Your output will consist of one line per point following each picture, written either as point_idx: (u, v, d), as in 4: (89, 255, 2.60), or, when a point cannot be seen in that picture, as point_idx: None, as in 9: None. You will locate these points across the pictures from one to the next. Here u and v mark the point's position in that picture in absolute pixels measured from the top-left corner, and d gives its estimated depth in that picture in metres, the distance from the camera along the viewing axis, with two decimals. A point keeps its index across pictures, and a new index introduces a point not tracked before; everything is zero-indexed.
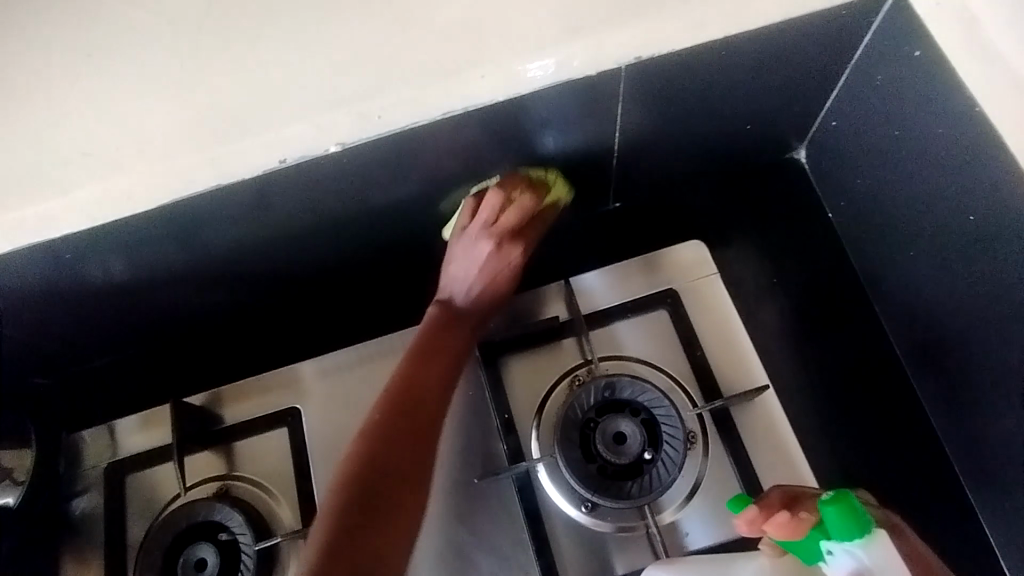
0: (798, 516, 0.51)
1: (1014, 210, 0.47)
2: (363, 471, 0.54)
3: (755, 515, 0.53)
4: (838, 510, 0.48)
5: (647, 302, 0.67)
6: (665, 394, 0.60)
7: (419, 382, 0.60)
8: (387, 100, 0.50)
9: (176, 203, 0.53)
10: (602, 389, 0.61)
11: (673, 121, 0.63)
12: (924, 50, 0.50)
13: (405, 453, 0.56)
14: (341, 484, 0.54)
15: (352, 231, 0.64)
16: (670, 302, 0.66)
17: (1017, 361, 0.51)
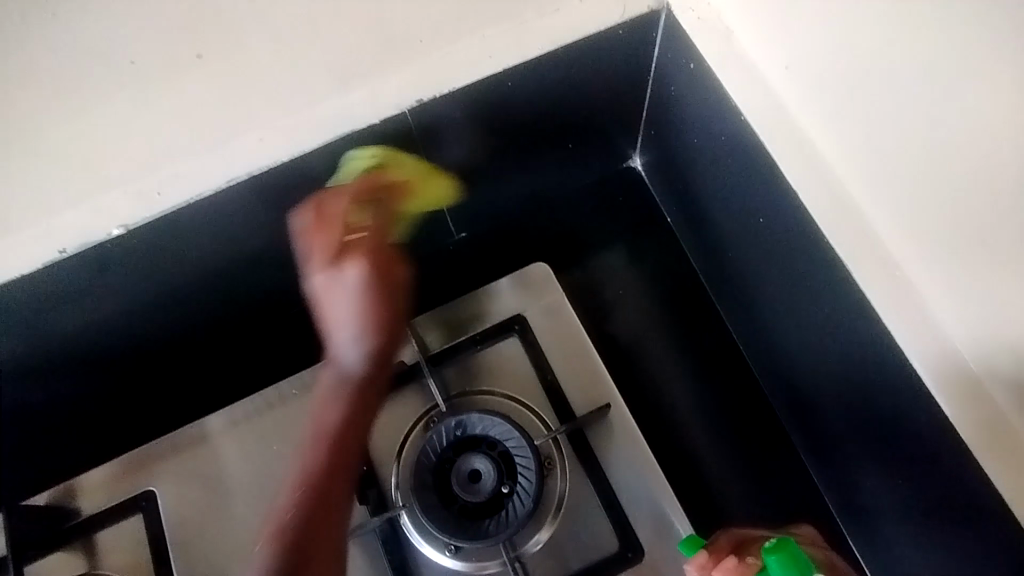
0: (744, 560, 0.51)
1: (788, 213, 0.48)
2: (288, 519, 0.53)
3: (704, 560, 0.53)
4: (781, 561, 0.46)
5: (495, 333, 0.66)
6: (513, 424, 0.60)
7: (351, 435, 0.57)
8: (161, 177, 0.50)
9: None
10: (453, 427, 0.60)
11: (490, 151, 0.63)
12: (696, 64, 0.51)
13: (342, 493, 0.55)
14: (303, 486, 0.54)
15: (178, 302, 0.62)
16: (517, 329, 0.66)
17: (816, 349, 0.53)
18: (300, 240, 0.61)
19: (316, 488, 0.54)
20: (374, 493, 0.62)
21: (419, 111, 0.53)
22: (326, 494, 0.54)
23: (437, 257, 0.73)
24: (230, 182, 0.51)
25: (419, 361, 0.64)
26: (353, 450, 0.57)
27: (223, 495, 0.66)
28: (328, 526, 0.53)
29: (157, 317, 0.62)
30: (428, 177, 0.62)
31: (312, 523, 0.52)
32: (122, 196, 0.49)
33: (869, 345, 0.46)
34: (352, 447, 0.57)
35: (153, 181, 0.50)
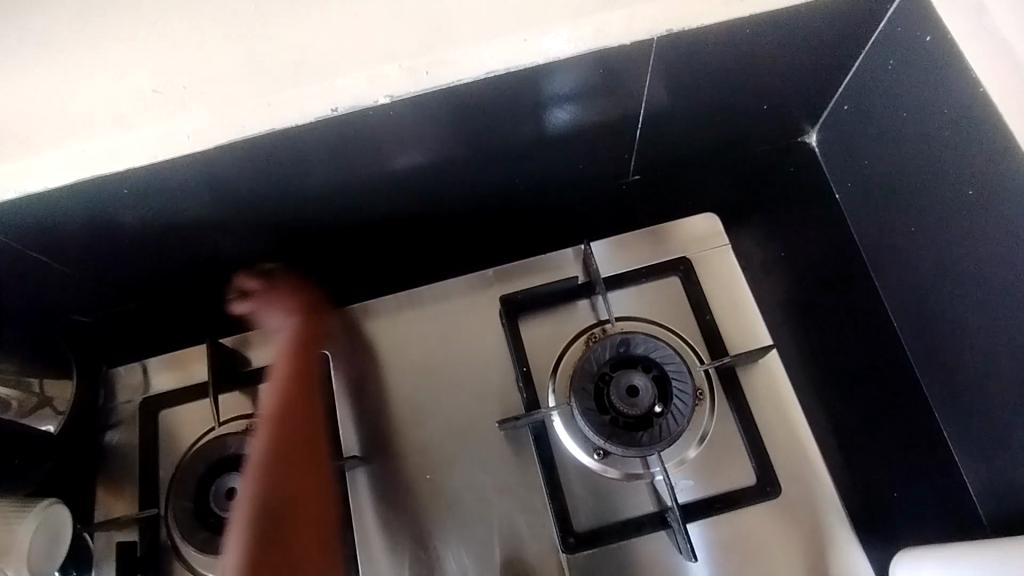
0: None
1: (1010, 185, 0.52)
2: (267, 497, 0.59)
3: None
4: None
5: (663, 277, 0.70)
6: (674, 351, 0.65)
7: (291, 404, 0.64)
8: (436, 57, 0.54)
9: (241, 143, 0.56)
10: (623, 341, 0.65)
11: (695, 98, 0.67)
12: (935, 36, 0.54)
13: (284, 496, 0.60)
14: (256, 465, 0.60)
15: (390, 184, 0.69)
16: (682, 270, 0.71)
17: (1010, 322, 0.56)
18: (509, 143, 0.68)
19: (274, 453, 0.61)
20: (529, 393, 0.67)
21: (664, 42, 0.57)
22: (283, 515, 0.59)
23: (608, 193, 0.79)
24: (487, 74, 0.55)
25: (592, 280, 0.69)
26: (312, 436, 0.65)
27: (388, 369, 0.71)
28: (320, 486, 0.63)
29: (367, 194, 0.69)
30: (637, 107, 0.67)
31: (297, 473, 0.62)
32: (398, 68, 0.54)
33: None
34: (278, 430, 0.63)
35: (427, 59, 0.54)
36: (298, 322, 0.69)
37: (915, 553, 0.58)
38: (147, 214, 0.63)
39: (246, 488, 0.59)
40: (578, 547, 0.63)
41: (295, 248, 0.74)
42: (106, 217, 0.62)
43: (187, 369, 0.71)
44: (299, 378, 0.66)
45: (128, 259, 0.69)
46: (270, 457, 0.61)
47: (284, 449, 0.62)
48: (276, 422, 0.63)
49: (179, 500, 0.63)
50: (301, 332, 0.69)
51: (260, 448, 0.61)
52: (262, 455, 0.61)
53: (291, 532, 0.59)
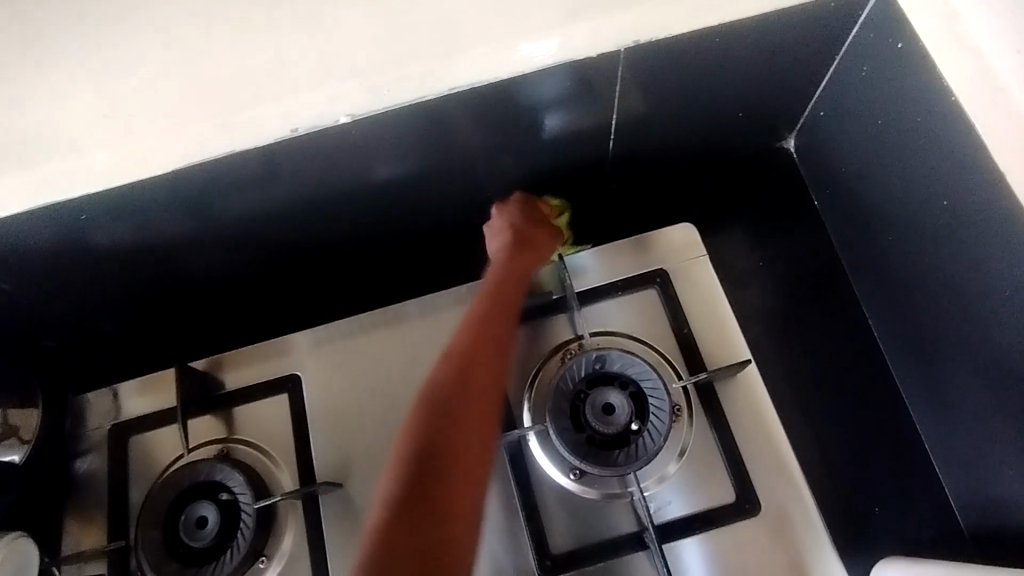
0: None
1: (982, 199, 0.51)
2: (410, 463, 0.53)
3: None
4: None
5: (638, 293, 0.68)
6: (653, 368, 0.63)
7: (495, 312, 0.62)
8: (395, 74, 0.52)
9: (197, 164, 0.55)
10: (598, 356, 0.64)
11: (667, 106, 0.66)
12: (907, 44, 0.53)
13: (465, 438, 0.54)
14: (420, 400, 0.57)
15: (358, 200, 0.67)
16: (659, 282, 0.69)
17: (988, 334, 0.54)
18: (479, 156, 0.66)
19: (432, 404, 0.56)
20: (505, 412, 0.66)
21: (632, 52, 0.56)
22: (431, 444, 0.54)
23: (584, 204, 0.77)
24: (450, 90, 0.54)
25: (566, 295, 0.68)
26: (489, 333, 0.61)
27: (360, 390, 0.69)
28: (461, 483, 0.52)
29: (336, 211, 0.68)
30: (608, 117, 0.65)
31: (443, 475, 0.52)
32: (357, 85, 0.52)
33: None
34: (466, 338, 0.61)
35: (387, 76, 0.52)
36: (513, 233, 0.69)
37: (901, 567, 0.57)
38: (107, 237, 0.62)
39: (387, 478, 0.53)
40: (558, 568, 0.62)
41: (265, 266, 0.73)
42: (65, 241, 0.61)
43: (157, 393, 0.70)
44: (519, 250, 0.67)
45: (91, 283, 0.67)
46: (409, 449, 0.54)
47: (441, 402, 0.56)
48: (451, 361, 0.59)
49: (148, 530, 0.62)
50: (520, 231, 0.69)
51: (416, 406, 0.57)
52: (425, 395, 0.58)
53: (417, 509, 0.50)
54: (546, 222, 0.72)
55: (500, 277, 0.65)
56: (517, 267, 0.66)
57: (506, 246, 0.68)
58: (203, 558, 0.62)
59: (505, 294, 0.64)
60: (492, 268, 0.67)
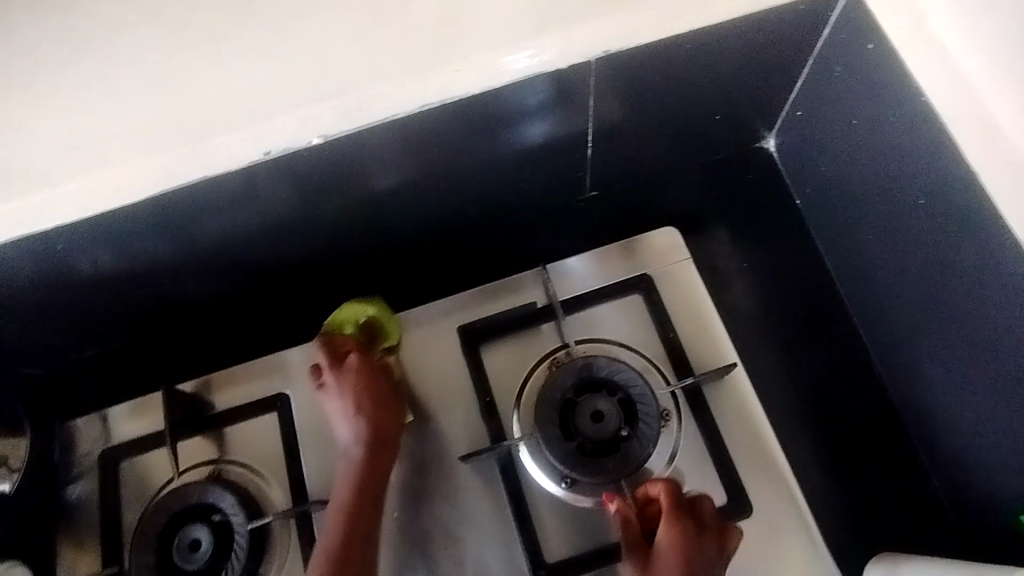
0: None
1: (955, 197, 0.51)
2: (337, 558, 0.59)
3: None
4: None
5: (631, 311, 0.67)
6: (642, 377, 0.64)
7: (377, 461, 0.63)
8: (367, 93, 0.52)
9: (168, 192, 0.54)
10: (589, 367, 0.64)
11: (643, 113, 0.66)
12: (876, 44, 0.53)
13: None
14: (331, 552, 0.59)
15: (339, 217, 0.67)
16: (644, 288, 0.69)
17: (967, 328, 0.55)
18: (458, 170, 0.66)
19: (339, 557, 0.59)
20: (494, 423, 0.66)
21: (603, 61, 0.56)
22: (348, 562, 0.59)
23: (567, 211, 0.77)
24: (422, 106, 0.54)
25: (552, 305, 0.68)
26: (371, 498, 0.62)
27: None
28: None
29: (317, 229, 0.68)
30: (585, 126, 0.65)
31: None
32: (330, 106, 0.52)
33: None
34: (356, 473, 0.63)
35: (359, 96, 0.52)
36: (364, 392, 0.65)
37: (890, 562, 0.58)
38: (86, 264, 0.61)
39: (330, 530, 0.61)
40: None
41: (249, 286, 0.73)
42: (45, 270, 0.60)
43: (147, 417, 0.70)
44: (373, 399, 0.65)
45: (75, 310, 0.67)
46: (336, 558, 0.59)
47: (353, 542, 0.60)
48: (348, 515, 0.61)
49: (142, 555, 0.62)
50: (372, 390, 0.66)
51: (330, 541, 0.60)
52: (331, 544, 0.60)
53: None
54: (371, 342, 0.69)
55: (365, 416, 0.64)
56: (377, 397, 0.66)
57: (358, 425, 0.64)
58: None
59: (382, 432, 0.65)
60: (337, 415, 0.66)
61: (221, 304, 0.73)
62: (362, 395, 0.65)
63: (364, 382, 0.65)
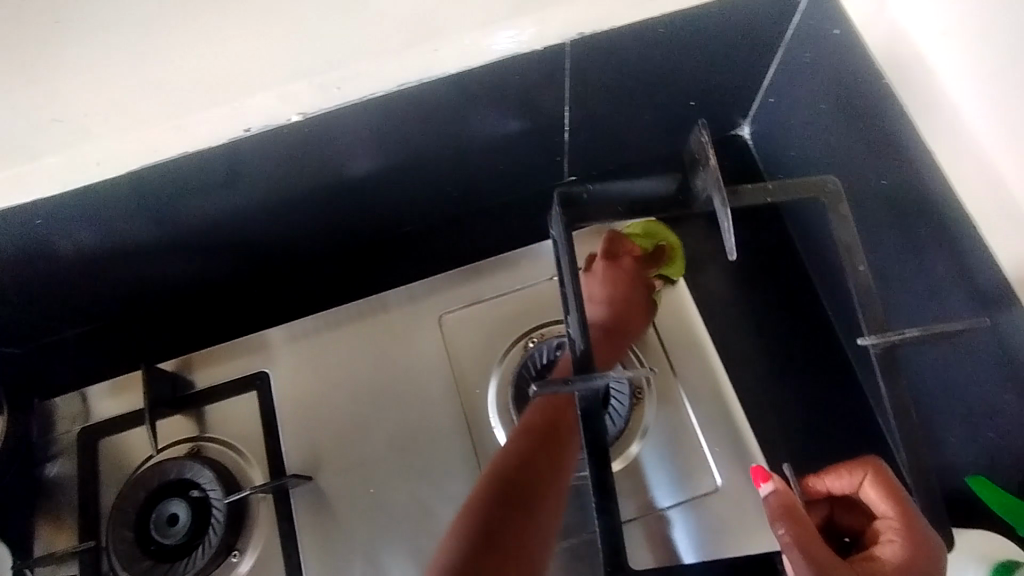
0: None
1: (911, 178, 0.54)
2: (479, 512, 0.56)
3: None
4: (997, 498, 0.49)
5: (655, 204, 0.63)
6: (932, 337, 0.52)
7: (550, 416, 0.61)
8: (346, 71, 0.53)
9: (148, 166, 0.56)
10: (613, 212, 0.61)
11: (620, 98, 0.67)
12: (843, 30, 0.56)
13: (508, 537, 0.55)
14: (490, 476, 0.58)
15: (320, 197, 0.68)
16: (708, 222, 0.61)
17: (926, 306, 0.57)
18: (439, 151, 0.67)
19: (494, 492, 0.57)
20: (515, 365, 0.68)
21: (578, 43, 0.57)
22: (507, 514, 0.55)
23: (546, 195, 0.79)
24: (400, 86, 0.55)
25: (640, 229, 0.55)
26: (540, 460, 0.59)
27: (332, 384, 0.70)
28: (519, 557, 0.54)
29: (298, 208, 0.69)
30: (562, 111, 0.67)
31: (503, 538, 0.54)
32: (309, 84, 0.53)
33: (979, 294, 0.51)
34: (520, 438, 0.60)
35: (338, 75, 0.53)
36: (608, 283, 0.71)
37: None
38: (66, 241, 0.62)
39: (489, 472, 0.59)
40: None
41: (231, 266, 0.73)
42: (25, 248, 0.61)
43: (127, 395, 0.70)
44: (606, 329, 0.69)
45: (55, 288, 0.67)
46: (476, 506, 0.56)
47: (520, 480, 0.57)
48: (518, 467, 0.58)
49: (119, 531, 0.62)
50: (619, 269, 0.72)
51: (483, 478, 0.58)
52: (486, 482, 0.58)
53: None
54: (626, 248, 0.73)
55: (614, 306, 0.70)
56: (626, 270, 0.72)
57: (598, 310, 0.71)
58: (175, 555, 0.63)
59: (627, 320, 0.69)
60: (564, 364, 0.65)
61: (203, 284, 0.74)
62: (613, 295, 0.70)
63: (619, 279, 0.71)
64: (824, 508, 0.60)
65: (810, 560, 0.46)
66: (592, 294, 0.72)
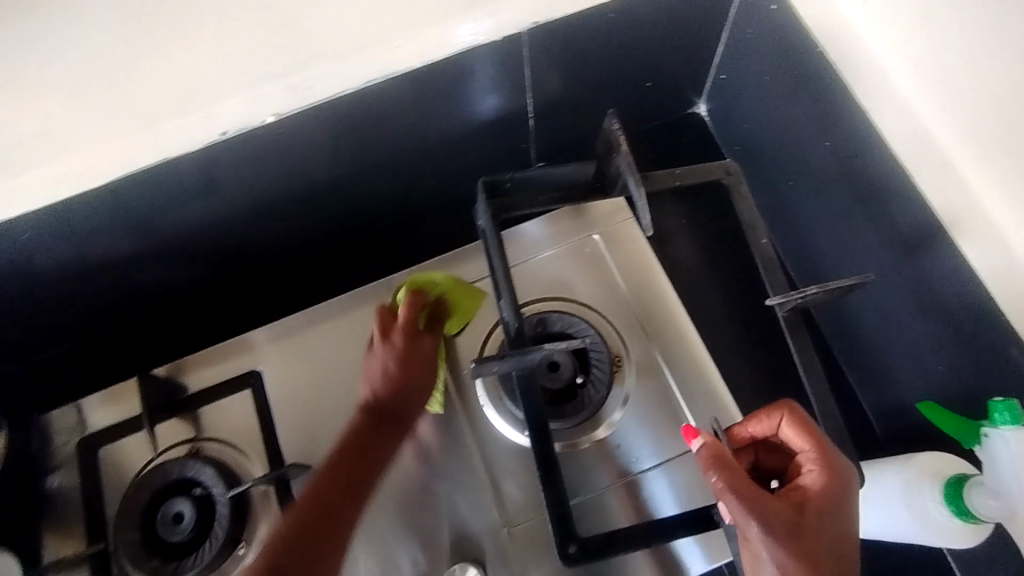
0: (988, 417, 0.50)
1: (851, 137, 0.59)
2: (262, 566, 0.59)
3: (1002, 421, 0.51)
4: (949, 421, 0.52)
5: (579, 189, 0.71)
6: (829, 295, 0.56)
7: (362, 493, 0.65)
8: (313, 71, 0.56)
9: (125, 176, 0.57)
10: (535, 201, 0.68)
11: (579, 83, 0.71)
12: (779, 5, 0.60)
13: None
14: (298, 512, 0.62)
15: (301, 196, 0.71)
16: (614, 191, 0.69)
17: (872, 255, 0.62)
18: (411, 145, 0.70)
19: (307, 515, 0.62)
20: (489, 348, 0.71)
21: (533, 32, 0.60)
22: (304, 524, 0.61)
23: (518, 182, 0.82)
24: (366, 83, 0.57)
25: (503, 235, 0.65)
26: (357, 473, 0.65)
27: (325, 375, 0.73)
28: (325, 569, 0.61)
29: (279, 208, 0.71)
30: (525, 99, 0.70)
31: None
32: (277, 87, 0.56)
33: (915, 241, 0.55)
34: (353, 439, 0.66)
35: (306, 76, 0.56)
36: (411, 353, 0.68)
37: None
38: (51, 255, 0.63)
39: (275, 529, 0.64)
40: (586, 555, 0.58)
41: (218, 270, 0.76)
42: (11, 264, 0.62)
43: (121, 404, 0.72)
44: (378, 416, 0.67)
45: (43, 303, 0.69)
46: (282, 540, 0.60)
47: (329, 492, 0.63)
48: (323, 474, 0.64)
49: (126, 533, 0.64)
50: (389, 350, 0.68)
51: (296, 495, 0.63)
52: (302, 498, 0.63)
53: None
54: (425, 354, 0.69)
55: (395, 416, 0.67)
56: (397, 413, 0.67)
57: (382, 385, 0.67)
58: (182, 553, 0.65)
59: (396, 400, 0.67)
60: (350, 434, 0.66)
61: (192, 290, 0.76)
62: (384, 402, 0.67)
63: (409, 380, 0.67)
64: (751, 454, 0.64)
65: (742, 499, 0.50)
66: (373, 371, 0.68)
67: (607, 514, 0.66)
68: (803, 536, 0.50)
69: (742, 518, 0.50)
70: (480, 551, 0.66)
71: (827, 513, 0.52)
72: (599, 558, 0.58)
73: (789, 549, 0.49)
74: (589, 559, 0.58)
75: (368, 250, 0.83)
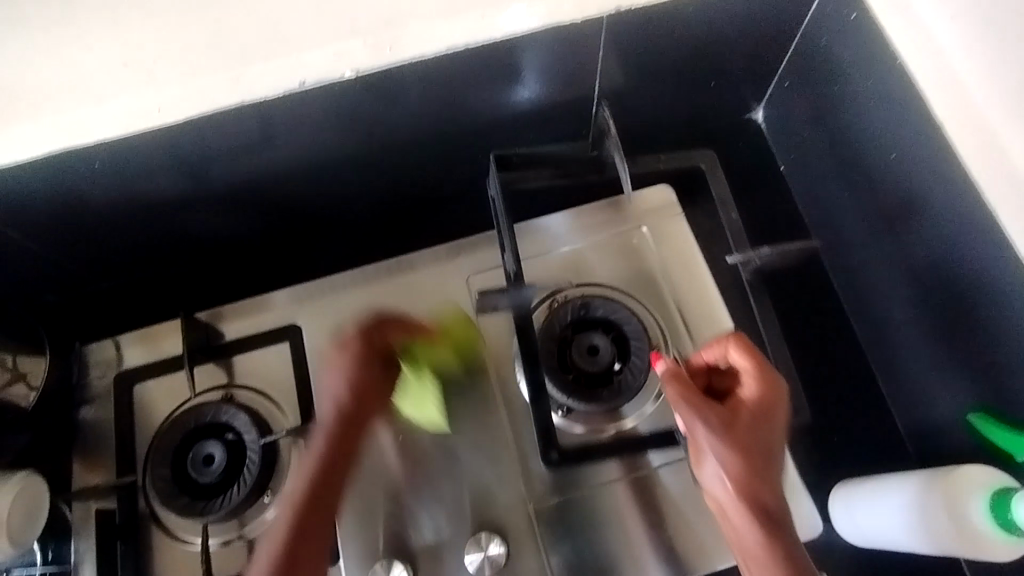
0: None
1: (920, 151, 0.59)
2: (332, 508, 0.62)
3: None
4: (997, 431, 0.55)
5: (575, 168, 0.73)
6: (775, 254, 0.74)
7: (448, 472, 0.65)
8: (399, 32, 0.57)
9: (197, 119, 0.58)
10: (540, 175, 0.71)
11: (646, 78, 0.72)
12: (859, 13, 0.60)
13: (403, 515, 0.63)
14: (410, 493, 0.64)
15: (362, 159, 0.72)
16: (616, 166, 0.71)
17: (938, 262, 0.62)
18: (477, 119, 0.71)
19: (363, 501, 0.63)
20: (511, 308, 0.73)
21: (614, 19, 0.61)
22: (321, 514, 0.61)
23: None
24: (448, 49, 0.58)
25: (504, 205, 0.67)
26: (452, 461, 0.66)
27: None
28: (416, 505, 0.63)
29: (341, 170, 0.73)
30: (593, 87, 0.71)
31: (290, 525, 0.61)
32: (364, 43, 0.57)
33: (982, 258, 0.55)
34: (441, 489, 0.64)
35: (390, 35, 0.57)
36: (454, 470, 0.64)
37: (845, 495, 0.67)
38: (111, 188, 0.64)
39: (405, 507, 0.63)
40: (566, 461, 0.63)
41: (270, 223, 0.77)
42: (73, 193, 0.63)
43: (158, 344, 0.73)
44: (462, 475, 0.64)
45: (97, 237, 0.70)
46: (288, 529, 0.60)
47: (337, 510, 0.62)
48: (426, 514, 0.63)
49: (158, 469, 0.65)
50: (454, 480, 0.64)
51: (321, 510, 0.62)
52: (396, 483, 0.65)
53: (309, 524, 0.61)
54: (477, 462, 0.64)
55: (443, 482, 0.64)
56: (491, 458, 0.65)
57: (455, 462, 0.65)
58: (210, 494, 0.66)
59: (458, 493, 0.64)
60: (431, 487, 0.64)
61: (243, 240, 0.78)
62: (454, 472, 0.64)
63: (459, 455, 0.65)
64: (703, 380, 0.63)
65: (691, 405, 0.57)
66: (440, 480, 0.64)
67: (634, 499, 0.67)
68: (737, 437, 0.57)
69: (692, 420, 0.57)
70: (505, 524, 0.66)
71: (760, 418, 0.58)
72: (577, 463, 0.63)
73: (730, 447, 0.56)
74: (567, 464, 0.63)
75: (417, 219, 0.84)
